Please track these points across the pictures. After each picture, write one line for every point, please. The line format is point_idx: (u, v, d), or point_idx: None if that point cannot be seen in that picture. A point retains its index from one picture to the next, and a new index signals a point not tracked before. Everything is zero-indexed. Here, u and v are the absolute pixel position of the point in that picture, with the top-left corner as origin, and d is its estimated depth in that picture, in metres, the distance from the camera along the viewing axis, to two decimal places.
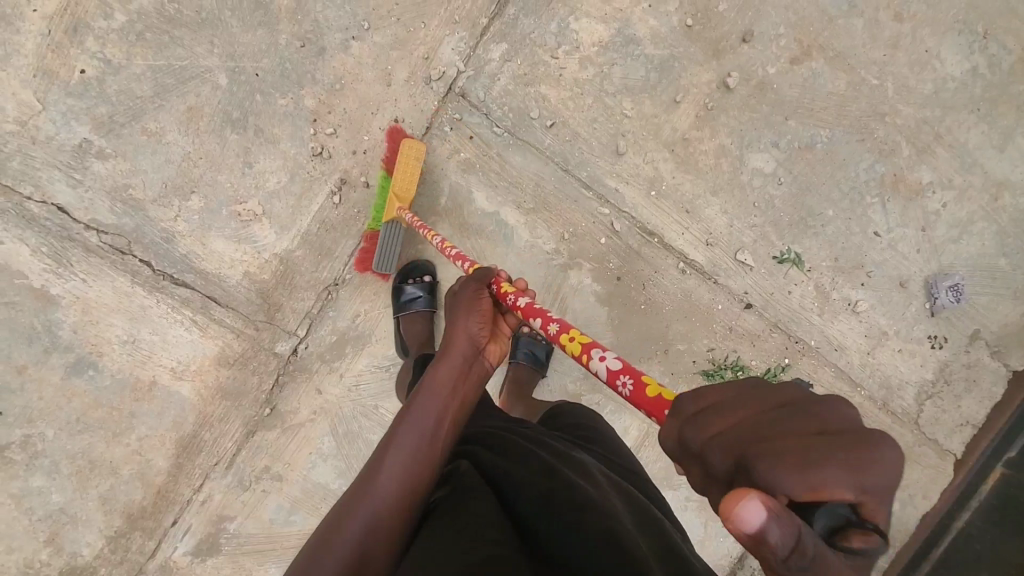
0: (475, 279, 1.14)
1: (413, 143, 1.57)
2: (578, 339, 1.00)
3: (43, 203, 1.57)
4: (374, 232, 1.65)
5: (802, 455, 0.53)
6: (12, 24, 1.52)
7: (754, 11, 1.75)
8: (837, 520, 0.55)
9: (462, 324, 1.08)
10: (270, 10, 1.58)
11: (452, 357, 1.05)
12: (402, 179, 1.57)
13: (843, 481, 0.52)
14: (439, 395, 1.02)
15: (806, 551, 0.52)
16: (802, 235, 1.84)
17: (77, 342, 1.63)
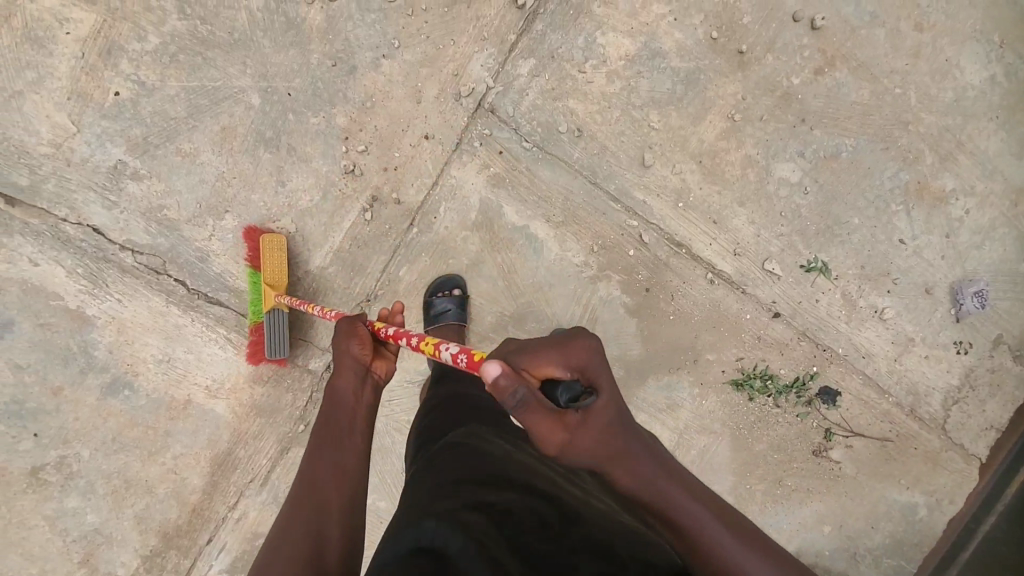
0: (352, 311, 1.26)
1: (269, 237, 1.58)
2: (429, 340, 1.06)
3: (79, 224, 1.58)
4: (258, 323, 1.63)
5: (529, 347, 0.83)
6: (44, 47, 1.52)
7: (778, 22, 1.76)
8: (572, 391, 0.80)
9: (343, 348, 1.16)
10: (301, 30, 1.58)
11: (343, 377, 1.13)
12: (271, 269, 1.58)
13: (553, 355, 0.82)
14: (340, 409, 1.10)
15: (531, 401, 0.77)
16: (828, 243, 1.86)
17: (113, 362, 1.64)
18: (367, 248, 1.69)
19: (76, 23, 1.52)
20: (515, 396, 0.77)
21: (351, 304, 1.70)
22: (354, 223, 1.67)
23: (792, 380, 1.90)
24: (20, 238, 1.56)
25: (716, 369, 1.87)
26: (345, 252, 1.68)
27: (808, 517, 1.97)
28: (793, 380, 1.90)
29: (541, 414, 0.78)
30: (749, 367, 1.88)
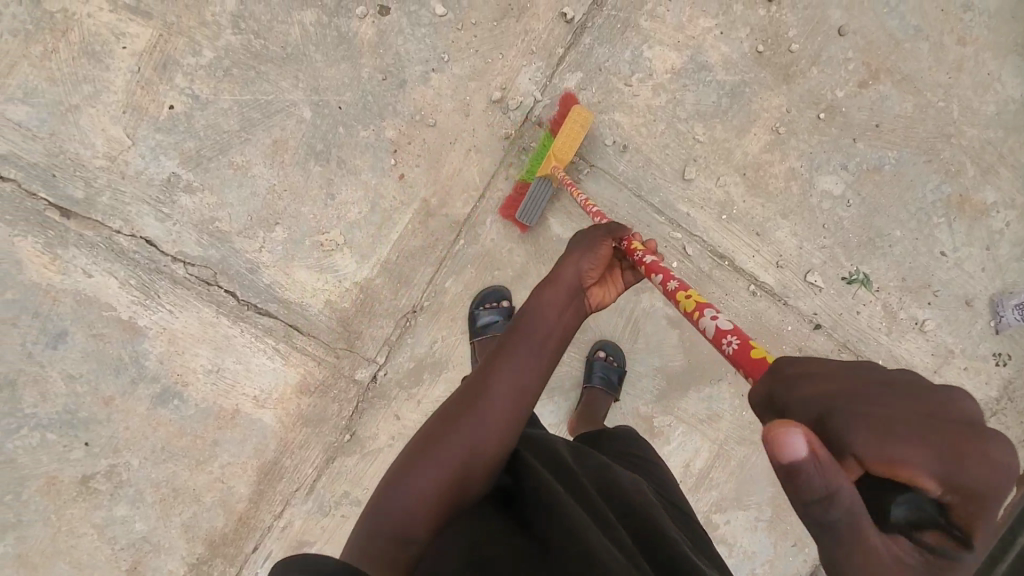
0: (604, 228, 1.14)
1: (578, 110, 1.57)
2: (694, 298, 0.98)
3: (133, 236, 1.59)
4: (525, 182, 1.67)
5: (875, 419, 0.54)
6: (102, 61, 1.54)
7: (823, 36, 1.76)
8: (918, 514, 0.53)
9: (569, 264, 1.08)
10: (352, 44, 1.60)
11: (557, 290, 1.05)
12: (564, 144, 1.57)
13: (923, 456, 0.51)
14: (543, 319, 1.02)
15: (841, 506, 0.51)
16: (870, 255, 1.86)
17: (164, 372, 1.66)
18: (414, 259, 1.69)
19: (133, 37, 1.54)
20: (833, 505, 0.51)
21: (397, 316, 1.71)
22: (401, 235, 1.68)
23: None
24: (75, 249, 1.58)
25: None
26: (391, 263, 1.69)
27: None
28: None
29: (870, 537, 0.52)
30: None
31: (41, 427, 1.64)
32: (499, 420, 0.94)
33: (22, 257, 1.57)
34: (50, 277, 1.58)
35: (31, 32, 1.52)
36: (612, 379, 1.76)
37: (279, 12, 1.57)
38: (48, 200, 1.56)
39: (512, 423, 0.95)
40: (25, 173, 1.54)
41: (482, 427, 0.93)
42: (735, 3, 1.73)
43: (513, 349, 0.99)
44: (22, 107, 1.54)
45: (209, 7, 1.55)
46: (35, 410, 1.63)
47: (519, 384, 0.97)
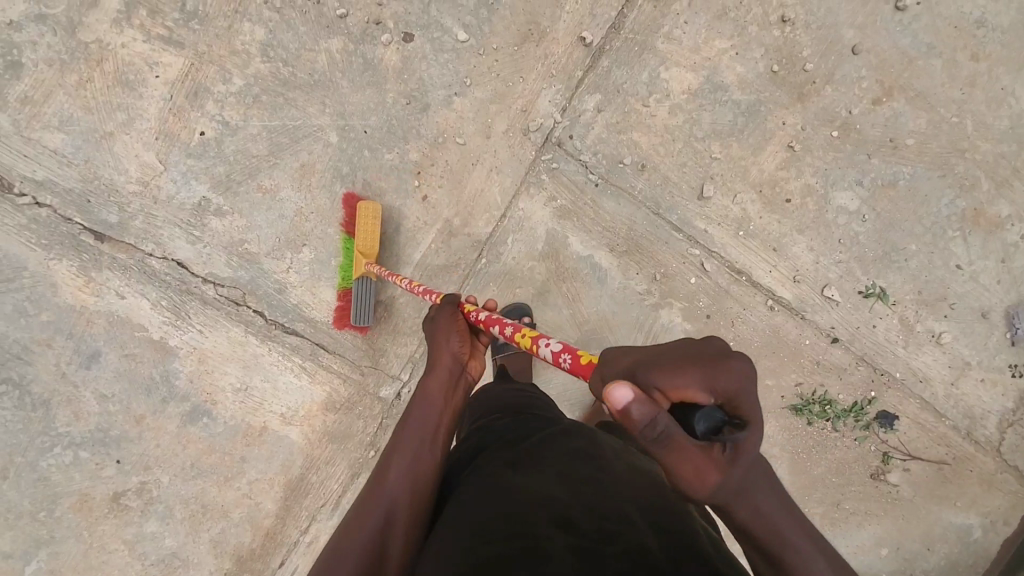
0: (448, 305, 1.27)
1: (367, 207, 1.57)
2: (527, 334, 1.06)
3: (164, 258, 1.63)
4: (346, 289, 1.66)
5: (667, 363, 0.71)
6: (135, 90, 1.58)
7: (837, 54, 1.80)
8: (713, 421, 0.69)
9: (444, 345, 1.19)
10: (378, 70, 1.65)
11: (437, 372, 1.14)
12: (365, 239, 1.58)
13: (695, 377, 0.69)
14: (431, 404, 1.11)
15: (662, 431, 0.67)
16: (885, 269, 1.88)
17: (193, 391, 1.68)
18: (437, 278, 1.72)
19: (166, 66, 1.59)
20: (655, 428, 0.67)
21: (421, 333, 1.73)
22: (425, 254, 1.72)
23: (850, 406, 1.91)
24: (109, 272, 1.62)
25: (775, 395, 1.88)
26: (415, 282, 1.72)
27: (867, 541, 1.94)
28: (852, 406, 1.91)
29: (683, 450, 0.68)
30: (808, 393, 1.89)
31: (73, 445, 1.66)
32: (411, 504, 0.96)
33: (57, 280, 1.60)
34: (85, 299, 1.62)
35: (66, 61, 1.56)
36: None
37: (307, 40, 1.62)
38: (83, 224, 1.60)
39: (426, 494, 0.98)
40: (61, 199, 1.58)
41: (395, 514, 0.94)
42: (750, 24, 1.76)
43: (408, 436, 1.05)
44: (57, 134, 1.57)
45: (238, 36, 1.60)
46: (68, 429, 1.65)
47: (419, 464, 1.01)
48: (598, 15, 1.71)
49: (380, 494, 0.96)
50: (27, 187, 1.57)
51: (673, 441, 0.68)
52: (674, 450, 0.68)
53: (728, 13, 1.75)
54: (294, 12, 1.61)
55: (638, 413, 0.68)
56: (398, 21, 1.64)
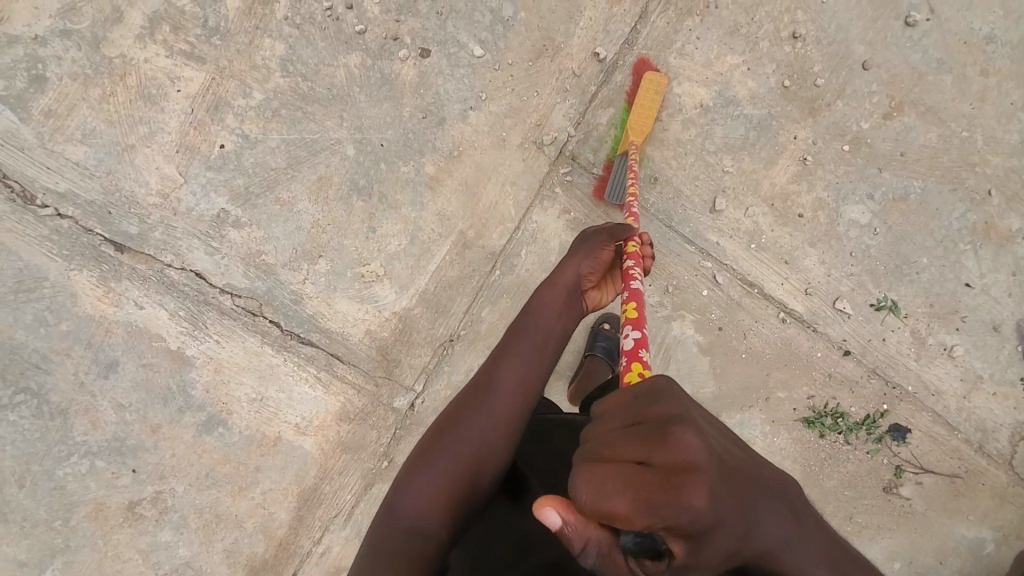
0: (606, 232, 1.19)
1: (653, 78, 1.66)
2: (628, 311, 1.05)
3: (183, 269, 1.65)
4: (611, 161, 1.73)
5: (601, 487, 0.60)
6: (157, 103, 1.61)
7: (847, 70, 1.82)
8: (645, 549, 0.58)
9: (570, 266, 1.16)
10: (395, 85, 1.67)
11: (555, 293, 1.13)
12: (639, 118, 1.64)
13: (621, 509, 0.57)
14: (541, 321, 1.10)
15: (589, 548, 0.62)
16: (897, 282, 1.88)
17: (209, 401, 1.69)
18: (451, 289, 1.73)
19: (187, 81, 1.61)
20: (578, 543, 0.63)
21: (434, 344, 1.73)
22: (440, 265, 1.73)
23: (862, 419, 1.91)
24: (128, 282, 1.64)
25: (788, 407, 1.88)
26: (430, 293, 1.73)
27: (880, 554, 1.92)
28: (864, 418, 1.91)
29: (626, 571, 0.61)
30: (821, 405, 1.89)
31: (90, 454, 1.67)
32: (503, 419, 1.02)
33: (77, 290, 1.63)
34: (104, 309, 1.64)
35: (90, 75, 1.58)
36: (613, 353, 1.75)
37: (326, 56, 1.65)
38: (104, 235, 1.62)
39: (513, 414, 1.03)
40: (83, 210, 1.61)
41: (488, 424, 1.01)
42: (761, 40, 1.78)
43: (517, 347, 1.08)
44: (80, 146, 1.60)
45: (259, 51, 1.62)
46: (85, 438, 1.67)
47: (521, 385, 1.04)
48: (612, 31, 1.73)
49: (477, 400, 1.04)
50: (49, 199, 1.60)
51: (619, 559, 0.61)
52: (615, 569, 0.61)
53: (740, 29, 1.77)
54: (314, 28, 1.64)
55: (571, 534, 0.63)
56: (415, 37, 1.67)
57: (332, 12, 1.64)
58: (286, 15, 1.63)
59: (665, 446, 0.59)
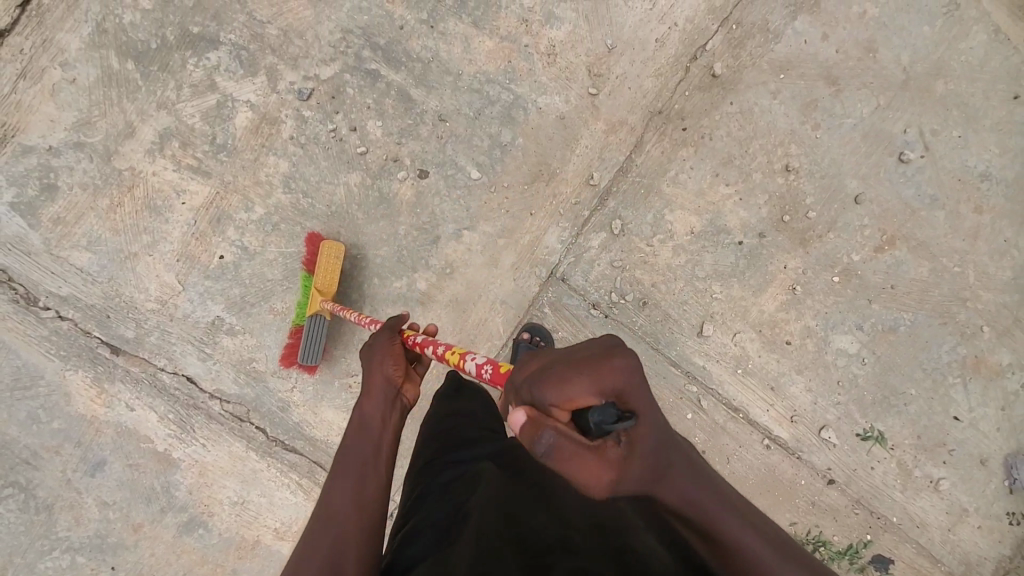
0: (386, 327, 1.22)
1: (330, 245, 1.61)
2: (456, 351, 1.05)
3: (175, 373, 1.69)
4: (298, 326, 1.67)
5: (555, 373, 0.69)
6: (162, 214, 1.66)
7: (840, 203, 1.83)
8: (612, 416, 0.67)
9: (375, 368, 1.10)
10: (393, 203, 1.72)
11: (368, 398, 1.06)
12: (325, 277, 1.62)
13: (584, 380, 0.67)
14: (370, 428, 1.03)
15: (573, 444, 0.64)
16: (883, 413, 1.88)
17: (192, 502, 1.71)
18: None
19: (192, 195, 1.67)
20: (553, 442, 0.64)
21: None
22: None
23: (844, 547, 1.89)
24: (120, 384, 1.68)
25: None
26: None
27: None
28: (846, 547, 1.88)
29: (578, 459, 0.64)
30: (803, 532, 1.88)
31: (71, 549, 1.69)
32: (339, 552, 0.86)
33: (72, 390, 1.67)
34: (96, 410, 1.68)
35: (99, 185, 1.64)
36: None
37: (327, 174, 1.70)
38: (101, 338, 1.67)
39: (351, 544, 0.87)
40: (83, 313, 1.66)
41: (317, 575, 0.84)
42: (755, 171, 1.80)
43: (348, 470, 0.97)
44: (85, 253, 1.65)
45: (263, 168, 1.68)
46: (68, 533, 1.69)
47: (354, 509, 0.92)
48: (607, 159, 1.76)
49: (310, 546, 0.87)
50: (51, 301, 1.65)
51: (567, 456, 0.64)
52: (566, 457, 0.64)
53: (734, 160, 1.80)
54: (318, 147, 1.69)
55: (531, 435, 0.65)
56: (414, 158, 1.72)
57: (336, 133, 1.69)
58: (291, 135, 1.68)
59: (601, 342, 0.73)
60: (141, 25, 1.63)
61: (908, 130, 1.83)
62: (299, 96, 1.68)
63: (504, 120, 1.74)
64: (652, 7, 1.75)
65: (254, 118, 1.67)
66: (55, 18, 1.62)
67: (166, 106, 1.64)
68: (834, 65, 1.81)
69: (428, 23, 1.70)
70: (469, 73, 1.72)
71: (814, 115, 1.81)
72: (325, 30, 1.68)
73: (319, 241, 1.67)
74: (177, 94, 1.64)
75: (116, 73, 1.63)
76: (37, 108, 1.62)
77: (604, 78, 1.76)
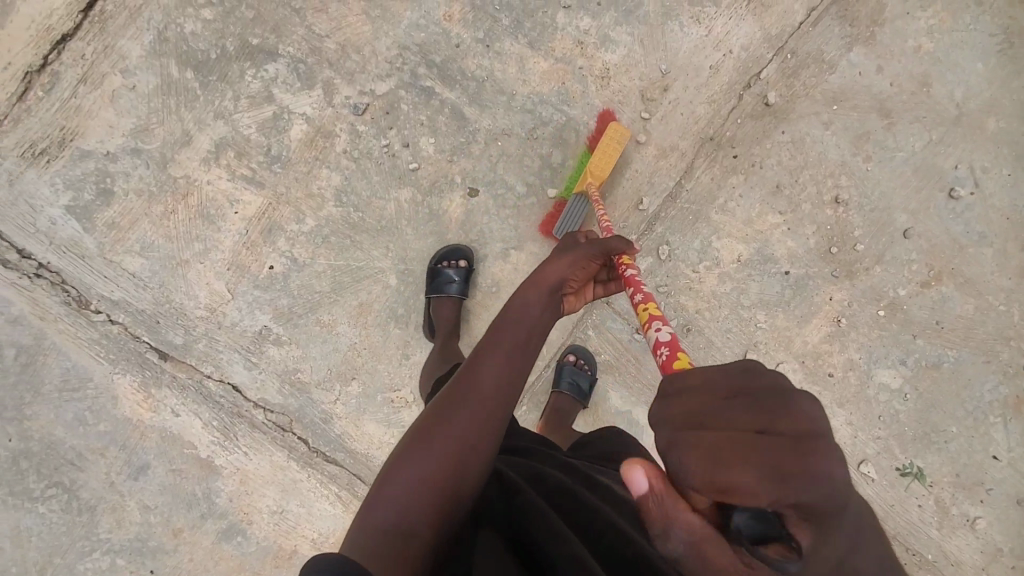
0: (598, 245, 1.11)
1: (615, 129, 1.60)
2: (649, 310, 1.02)
3: (220, 381, 1.71)
4: (563, 200, 1.71)
5: (705, 453, 0.57)
6: (214, 222, 1.68)
7: (888, 236, 1.82)
8: (760, 528, 0.58)
9: (552, 269, 1.08)
10: (442, 220, 1.73)
11: (535, 291, 1.05)
12: (599, 158, 1.60)
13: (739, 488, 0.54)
14: (526, 316, 1.03)
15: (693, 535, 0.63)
16: (922, 449, 1.87)
17: (232, 509, 1.73)
18: None
19: (245, 205, 1.68)
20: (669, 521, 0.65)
21: None
22: None
23: None
24: (167, 390, 1.70)
25: None
26: None
27: None
28: None
29: (701, 546, 0.63)
30: None
31: (112, 551, 1.71)
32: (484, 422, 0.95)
33: (119, 393, 1.69)
34: (142, 414, 1.70)
35: (155, 192, 1.65)
36: (581, 385, 1.73)
37: (379, 189, 1.71)
38: (150, 343, 1.68)
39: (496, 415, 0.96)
40: (133, 318, 1.68)
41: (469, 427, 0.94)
42: (804, 202, 1.80)
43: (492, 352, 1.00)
44: (137, 258, 1.66)
45: (315, 181, 1.69)
46: (108, 535, 1.71)
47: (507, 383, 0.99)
48: (657, 183, 1.76)
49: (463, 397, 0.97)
50: (102, 305, 1.67)
51: (687, 539, 0.64)
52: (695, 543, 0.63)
53: (784, 189, 1.79)
54: (370, 162, 1.70)
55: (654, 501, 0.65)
56: (465, 176, 1.72)
57: (389, 149, 1.70)
58: (345, 148, 1.69)
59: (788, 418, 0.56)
60: (202, 34, 1.64)
61: (959, 166, 1.82)
62: (354, 111, 1.68)
63: (555, 141, 1.74)
64: (708, 34, 1.75)
65: (309, 130, 1.68)
66: (117, 24, 1.63)
67: (223, 116, 1.65)
68: (888, 98, 1.80)
69: (483, 42, 1.70)
70: (523, 93, 1.72)
71: (866, 147, 1.81)
72: (382, 46, 1.68)
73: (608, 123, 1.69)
74: (235, 105, 1.65)
75: (175, 81, 1.64)
76: (95, 113, 1.63)
77: (657, 103, 1.75)
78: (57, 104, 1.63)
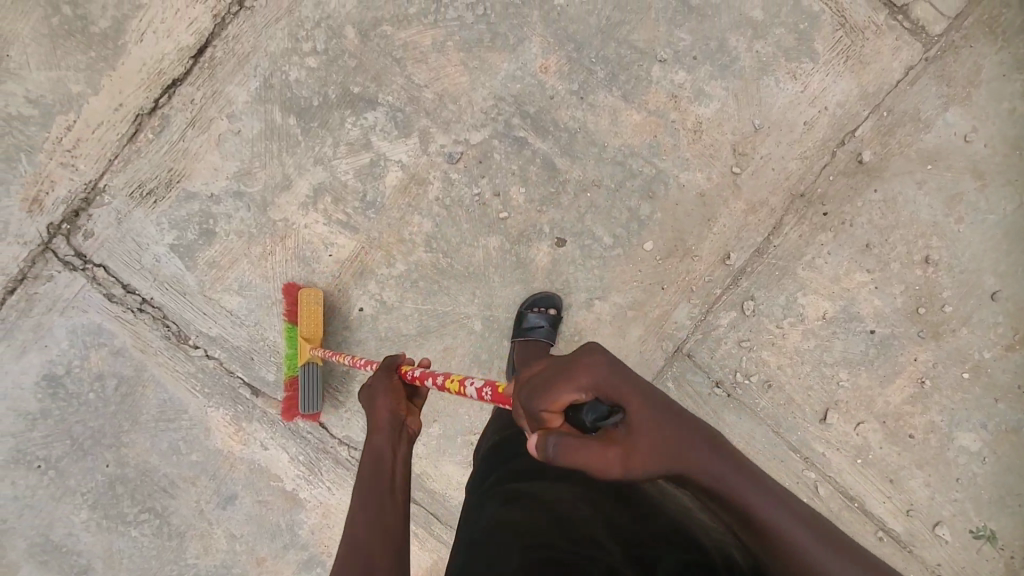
0: (385, 367, 1.23)
1: (309, 291, 1.65)
2: (452, 379, 1.08)
3: (308, 418, 1.76)
4: (292, 377, 1.69)
5: (543, 383, 0.75)
6: (309, 264, 1.72)
7: (976, 298, 1.79)
8: (599, 413, 0.73)
9: (379, 407, 1.15)
10: (529, 268, 1.75)
11: (374, 434, 1.11)
12: (309, 324, 1.65)
13: (566, 386, 0.73)
14: (378, 459, 1.08)
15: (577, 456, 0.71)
16: (999, 514, 1.83)
17: (313, 541, 1.78)
18: None
19: (339, 248, 1.72)
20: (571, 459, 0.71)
21: None
22: None
23: None
24: (257, 424, 1.75)
25: None
26: None
27: None
28: None
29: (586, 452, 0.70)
30: None
31: None
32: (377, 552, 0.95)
33: (212, 426, 1.75)
34: (233, 445, 1.76)
35: (254, 234, 1.71)
36: None
37: (468, 236, 1.73)
38: (244, 378, 1.74)
39: (386, 545, 0.96)
40: (229, 353, 1.74)
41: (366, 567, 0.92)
42: (893, 261, 1.78)
43: (362, 494, 1.03)
44: (235, 296, 1.72)
45: (407, 227, 1.73)
46: (195, 561, 1.77)
47: (385, 515, 1.00)
48: (744, 238, 1.76)
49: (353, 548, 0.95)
50: (200, 341, 1.73)
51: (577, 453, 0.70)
52: (572, 451, 0.70)
53: (872, 248, 1.77)
54: (461, 210, 1.73)
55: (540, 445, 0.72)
56: (554, 226, 1.74)
57: (480, 198, 1.73)
58: (438, 196, 1.72)
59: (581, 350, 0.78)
60: (306, 82, 1.68)
61: None
62: (448, 159, 1.71)
63: (644, 194, 1.74)
64: (803, 90, 1.74)
65: (404, 177, 1.71)
66: (225, 70, 1.67)
67: (322, 161, 1.70)
68: (982, 158, 1.77)
69: (578, 94, 1.72)
70: (614, 145, 1.73)
71: (958, 208, 1.77)
72: (479, 96, 1.71)
73: (294, 291, 1.69)
74: (334, 151, 1.70)
75: (279, 127, 1.69)
76: (202, 155, 1.69)
77: (748, 158, 1.75)
78: (165, 147, 1.68)
